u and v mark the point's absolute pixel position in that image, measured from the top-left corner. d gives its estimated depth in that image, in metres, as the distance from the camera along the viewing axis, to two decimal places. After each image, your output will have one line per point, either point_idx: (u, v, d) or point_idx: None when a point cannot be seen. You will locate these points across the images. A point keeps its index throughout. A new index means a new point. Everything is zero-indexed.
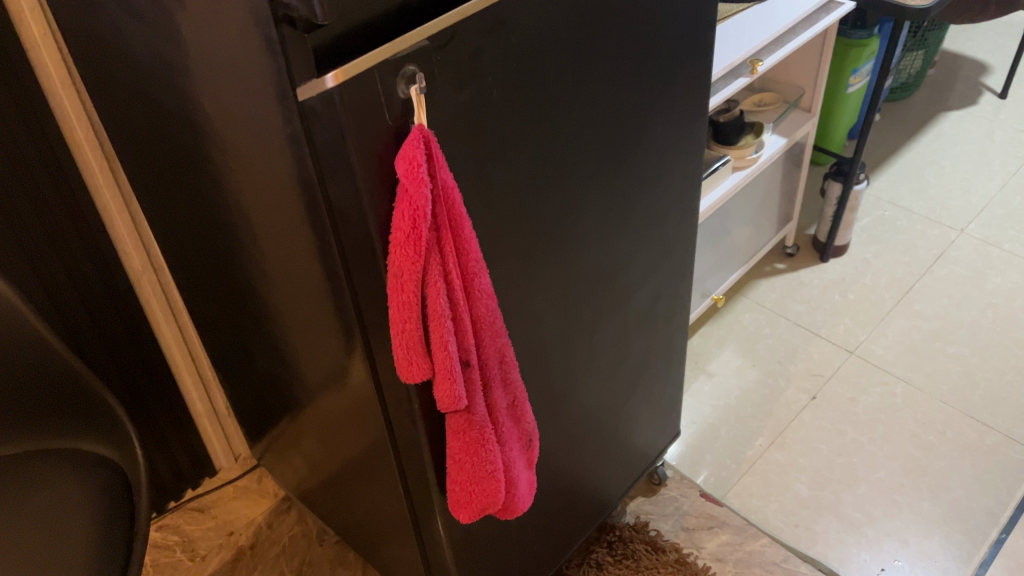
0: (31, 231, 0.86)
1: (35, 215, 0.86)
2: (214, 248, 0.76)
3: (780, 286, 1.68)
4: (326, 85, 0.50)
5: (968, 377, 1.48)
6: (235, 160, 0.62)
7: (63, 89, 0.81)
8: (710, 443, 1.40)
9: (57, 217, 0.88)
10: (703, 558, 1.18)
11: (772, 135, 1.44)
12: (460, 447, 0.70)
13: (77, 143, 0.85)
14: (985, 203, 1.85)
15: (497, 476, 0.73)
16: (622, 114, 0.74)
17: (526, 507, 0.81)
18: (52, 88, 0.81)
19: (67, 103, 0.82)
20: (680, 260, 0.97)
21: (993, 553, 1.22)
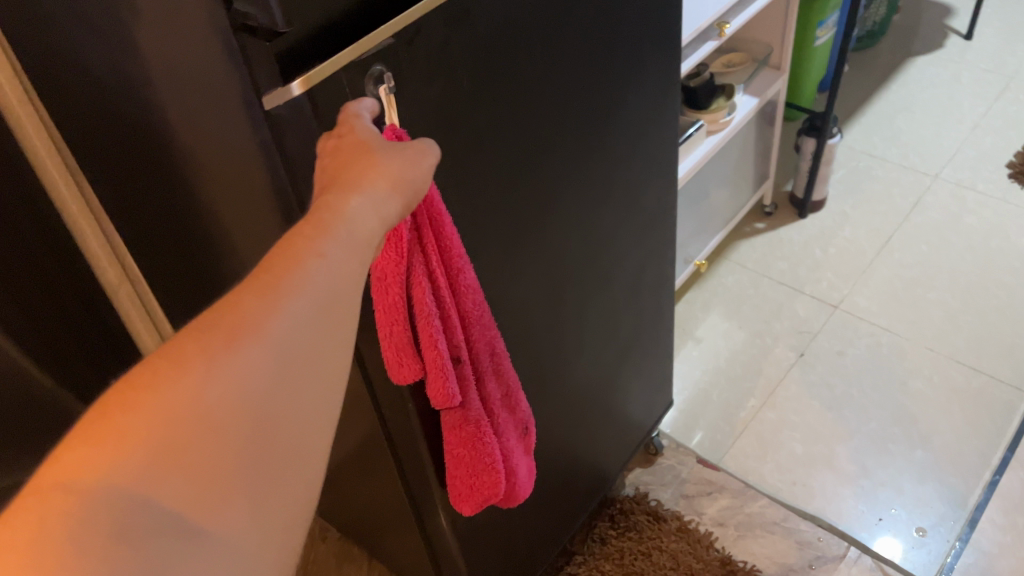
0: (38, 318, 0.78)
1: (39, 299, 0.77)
2: (190, 259, 0.74)
3: (761, 245, 1.68)
4: (293, 92, 0.49)
5: (952, 322, 1.49)
6: (208, 171, 0.61)
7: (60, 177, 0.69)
8: (703, 407, 1.40)
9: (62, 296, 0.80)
10: (704, 524, 1.19)
11: (744, 96, 1.43)
12: (457, 442, 0.70)
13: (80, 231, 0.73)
14: (957, 146, 1.86)
15: (495, 466, 0.72)
16: (596, 93, 0.73)
17: (527, 494, 0.81)
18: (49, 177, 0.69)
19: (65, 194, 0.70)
20: (663, 232, 0.97)
21: (987, 494, 1.23)
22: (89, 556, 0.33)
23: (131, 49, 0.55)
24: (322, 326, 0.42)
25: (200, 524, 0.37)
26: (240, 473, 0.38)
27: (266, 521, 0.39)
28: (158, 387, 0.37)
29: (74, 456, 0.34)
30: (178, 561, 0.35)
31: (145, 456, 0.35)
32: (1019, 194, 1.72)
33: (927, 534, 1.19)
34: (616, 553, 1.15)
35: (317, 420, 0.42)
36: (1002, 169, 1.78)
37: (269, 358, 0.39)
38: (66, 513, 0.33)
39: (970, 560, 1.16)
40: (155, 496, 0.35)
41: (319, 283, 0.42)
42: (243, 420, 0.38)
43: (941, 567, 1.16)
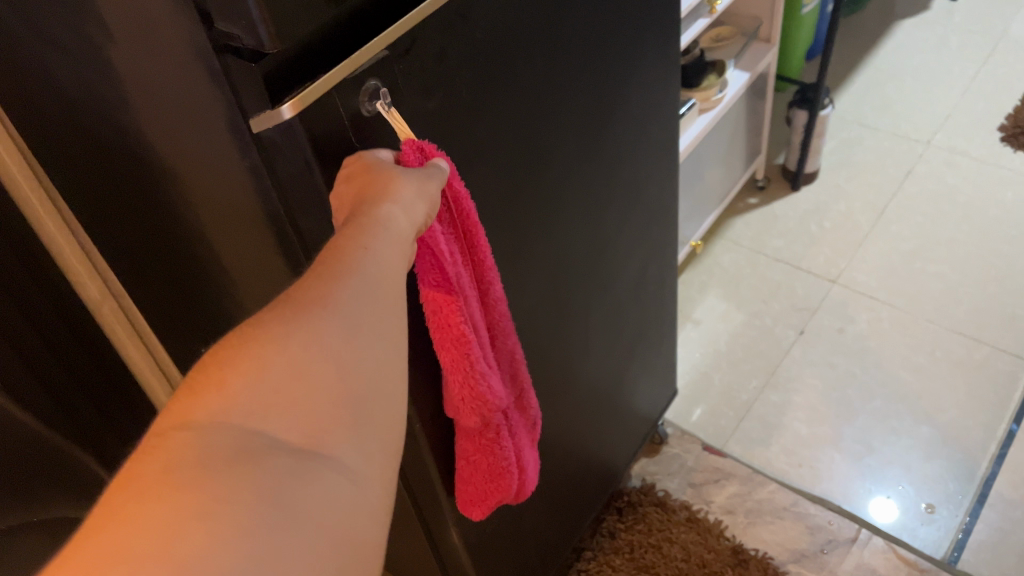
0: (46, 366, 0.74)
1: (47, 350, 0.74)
2: (180, 293, 0.70)
3: (755, 222, 1.66)
4: (283, 115, 0.45)
5: (951, 293, 1.48)
6: (196, 197, 0.57)
7: (48, 216, 0.68)
8: (705, 391, 1.38)
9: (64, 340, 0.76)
10: (713, 513, 1.18)
11: (735, 72, 1.40)
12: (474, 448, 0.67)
13: (71, 268, 0.72)
14: (948, 111, 1.83)
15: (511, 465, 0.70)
16: (597, 90, 0.69)
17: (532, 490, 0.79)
18: (37, 217, 0.68)
19: (55, 230, 0.69)
20: (665, 225, 0.94)
21: (994, 468, 1.23)
22: (217, 468, 0.32)
23: (105, 70, 0.51)
24: (394, 274, 0.43)
25: (315, 447, 0.36)
26: (345, 406, 0.38)
27: (375, 458, 0.38)
28: (257, 330, 0.38)
29: (189, 397, 0.35)
30: (303, 478, 0.34)
31: (253, 387, 0.36)
32: (1012, 159, 1.70)
33: (936, 511, 1.19)
34: (626, 546, 1.14)
35: (405, 365, 0.42)
36: (995, 133, 1.76)
37: (353, 298, 0.41)
38: (191, 442, 0.33)
39: (981, 536, 1.15)
40: (268, 424, 0.35)
41: (381, 239, 0.44)
42: (338, 353, 0.39)
43: (953, 544, 1.15)
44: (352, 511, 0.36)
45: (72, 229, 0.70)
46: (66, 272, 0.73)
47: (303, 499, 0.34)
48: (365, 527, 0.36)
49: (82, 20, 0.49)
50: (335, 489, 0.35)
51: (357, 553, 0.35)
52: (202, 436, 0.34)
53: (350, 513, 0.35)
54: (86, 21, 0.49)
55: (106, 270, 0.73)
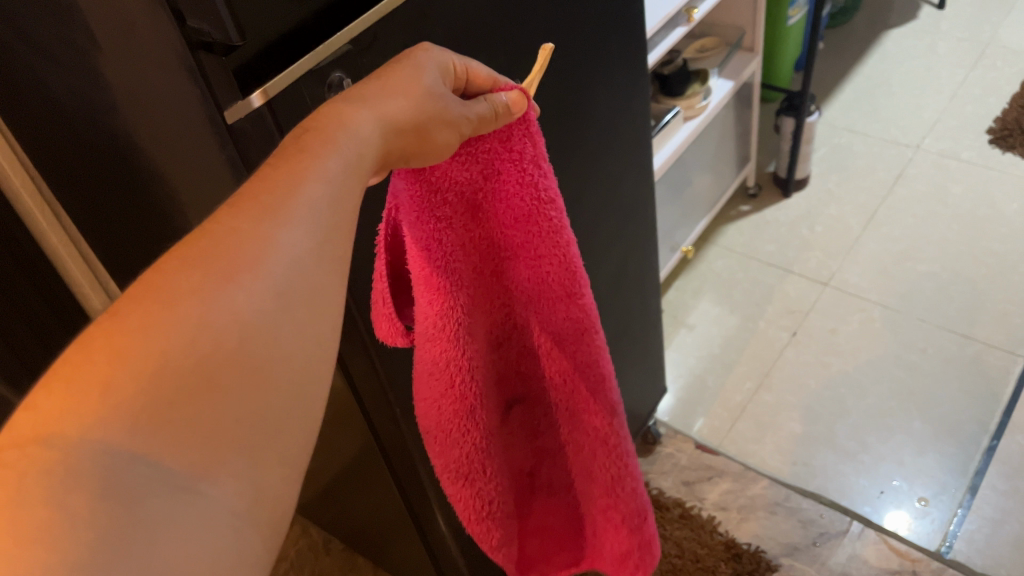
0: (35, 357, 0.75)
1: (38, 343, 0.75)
2: None
3: (747, 229, 1.68)
4: (254, 105, 0.48)
5: (943, 292, 1.49)
6: (183, 194, 0.60)
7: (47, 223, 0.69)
8: (700, 393, 1.40)
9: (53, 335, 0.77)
10: (706, 509, 1.22)
11: (718, 80, 1.43)
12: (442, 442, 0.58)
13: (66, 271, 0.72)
14: (937, 116, 1.86)
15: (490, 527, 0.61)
16: (562, 90, 0.73)
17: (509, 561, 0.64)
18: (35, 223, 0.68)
19: (52, 236, 0.69)
20: (642, 224, 0.97)
21: (986, 461, 1.24)
22: (73, 516, 0.29)
23: (94, 78, 0.54)
24: (313, 270, 0.39)
25: (199, 482, 0.32)
26: (245, 426, 0.34)
27: (269, 489, 0.35)
28: (146, 322, 0.33)
29: (57, 401, 0.31)
30: (173, 525, 0.30)
31: (135, 400, 0.31)
32: (1001, 160, 1.72)
33: (929, 504, 1.20)
34: None
35: (316, 371, 0.38)
36: (983, 136, 1.79)
37: (262, 294, 0.36)
38: (47, 472, 0.29)
39: (972, 527, 1.16)
40: (149, 451, 0.31)
41: (308, 215, 0.39)
42: (239, 365, 0.35)
43: (945, 536, 1.16)
44: (232, 557, 0.32)
45: (76, 241, 0.71)
46: (72, 287, 0.74)
47: (169, 555, 0.30)
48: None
49: (71, 32, 0.51)
50: (213, 538, 0.31)
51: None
52: (66, 462, 0.30)
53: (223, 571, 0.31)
54: (74, 32, 0.51)
55: (101, 272, 0.74)
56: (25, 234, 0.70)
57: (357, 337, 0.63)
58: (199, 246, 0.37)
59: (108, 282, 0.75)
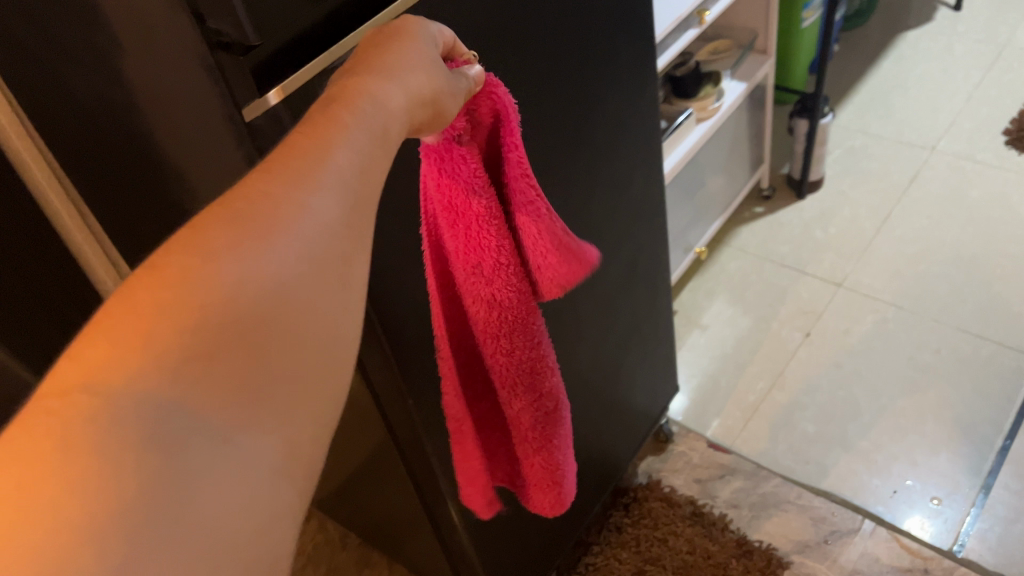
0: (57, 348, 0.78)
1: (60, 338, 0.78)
2: None
3: (761, 230, 1.69)
4: (269, 103, 0.51)
5: (957, 293, 1.49)
6: (200, 187, 0.62)
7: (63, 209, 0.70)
8: (713, 393, 1.41)
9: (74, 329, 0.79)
10: (718, 507, 1.24)
11: (731, 82, 1.45)
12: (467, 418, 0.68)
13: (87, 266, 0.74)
14: (953, 118, 1.86)
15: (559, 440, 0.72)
16: (571, 89, 0.74)
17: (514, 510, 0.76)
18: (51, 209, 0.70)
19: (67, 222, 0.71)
20: (651, 223, 0.99)
21: (999, 461, 1.24)
22: (117, 469, 0.29)
23: (115, 76, 0.56)
24: (342, 234, 0.40)
25: (235, 433, 0.33)
26: (273, 386, 0.36)
27: (299, 445, 0.37)
28: (183, 278, 0.34)
29: (98, 351, 0.31)
30: (215, 473, 0.32)
31: (174, 353, 0.32)
32: (1018, 161, 1.72)
33: (943, 503, 1.20)
34: (632, 540, 1.20)
35: (343, 328, 0.40)
36: (999, 137, 1.78)
37: (292, 256, 0.37)
38: (93, 420, 0.30)
39: (985, 526, 1.16)
40: (189, 402, 0.32)
41: (337, 177, 0.40)
42: (272, 325, 0.36)
43: (957, 535, 1.16)
44: (262, 510, 0.34)
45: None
46: (95, 283, 0.76)
47: (210, 501, 0.31)
48: (276, 529, 0.34)
49: (93, 33, 0.54)
50: (250, 489, 0.33)
51: (267, 560, 0.34)
52: (107, 413, 0.30)
53: (261, 519, 0.33)
54: (98, 33, 0.53)
55: None
56: (50, 230, 0.72)
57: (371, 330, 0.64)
58: (233, 206, 0.37)
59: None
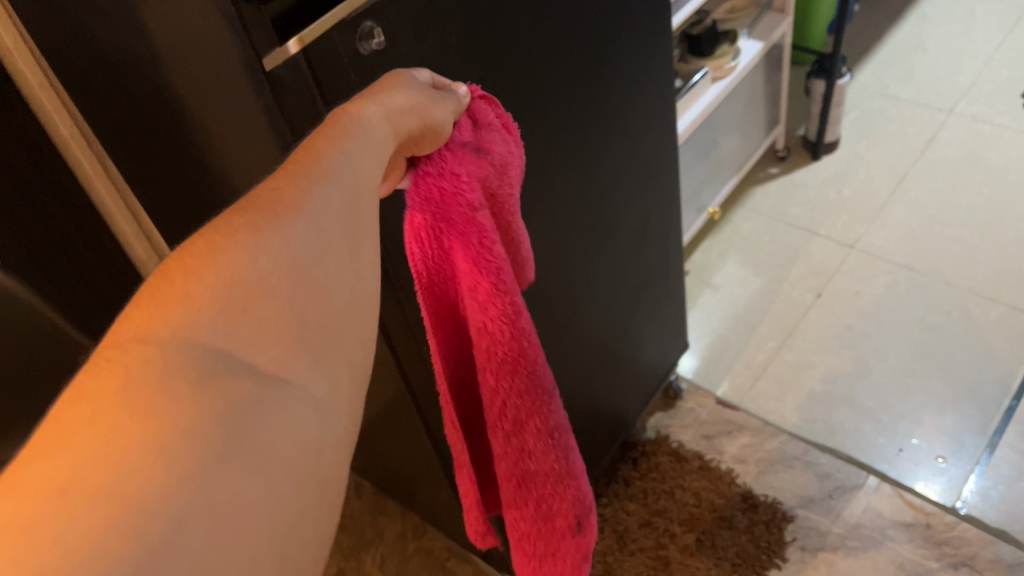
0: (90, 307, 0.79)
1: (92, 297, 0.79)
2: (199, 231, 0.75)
3: (775, 191, 1.69)
4: (289, 52, 0.52)
5: (969, 255, 1.49)
6: (219, 136, 0.63)
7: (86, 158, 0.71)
8: (722, 352, 1.43)
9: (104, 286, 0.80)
10: (725, 462, 1.26)
11: (748, 41, 1.44)
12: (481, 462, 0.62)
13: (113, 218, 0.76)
14: (972, 80, 1.84)
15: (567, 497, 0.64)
16: (586, 44, 0.75)
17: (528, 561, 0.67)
18: (77, 162, 0.71)
19: (92, 171, 0.72)
20: (663, 180, 0.99)
21: (1006, 421, 1.25)
22: (180, 397, 0.31)
23: (136, 27, 0.57)
24: (351, 206, 0.42)
25: (279, 374, 0.35)
26: (308, 337, 0.37)
27: (340, 386, 0.38)
28: (213, 248, 0.36)
29: (144, 312, 0.33)
30: (265, 406, 0.33)
31: (212, 307, 0.34)
32: None
33: (948, 462, 1.21)
34: (639, 493, 1.23)
35: (361, 295, 0.41)
36: (1018, 100, 1.77)
37: (308, 226, 0.39)
38: (150, 360, 0.31)
39: (989, 484, 1.18)
40: (232, 347, 0.34)
41: (343, 170, 0.42)
42: (302, 283, 0.38)
43: (960, 493, 1.18)
44: (313, 442, 0.35)
45: (116, 182, 0.75)
46: (113, 232, 0.78)
47: (265, 428, 0.33)
48: (326, 456, 0.36)
49: None
50: (300, 420, 0.35)
51: (321, 488, 0.35)
52: (163, 355, 0.32)
53: (314, 447, 0.35)
54: None
55: (144, 218, 0.78)
56: (71, 179, 0.73)
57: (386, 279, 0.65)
58: (252, 199, 0.39)
59: (149, 226, 0.78)
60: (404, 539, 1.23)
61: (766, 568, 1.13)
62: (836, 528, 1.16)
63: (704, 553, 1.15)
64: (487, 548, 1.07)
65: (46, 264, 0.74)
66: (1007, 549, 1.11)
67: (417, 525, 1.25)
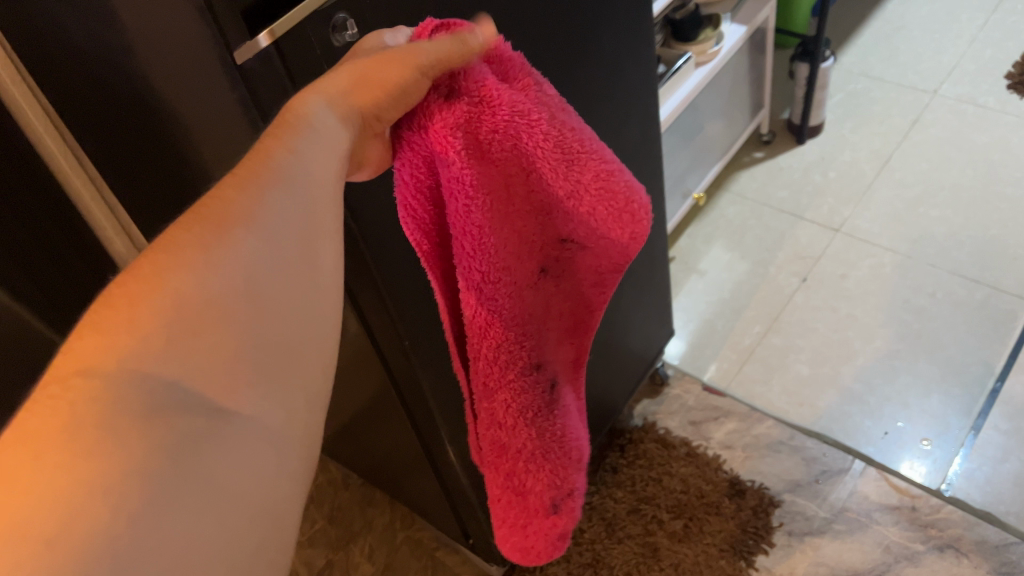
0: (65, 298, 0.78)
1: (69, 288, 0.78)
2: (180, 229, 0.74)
3: (760, 175, 1.69)
4: (260, 44, 0.50)
5: (953, 237, 1.50)
6: (194, 128, 0.62)
7: (58, 149, 0.70)
8: (709, 337, 1.43)
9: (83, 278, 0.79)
10: (712, 448, 1.27)
11: (731, 25, 1.43)
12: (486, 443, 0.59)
13: (89, 212, 0.74)
14: (956, 61, 1.84)
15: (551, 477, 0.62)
16: (566, 32, 0.74)
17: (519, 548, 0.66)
18: (49, 150, 0.69)
19: (65, 162, 0.70)
20: (647, 167, 0.99)
21: (990, 403, 1.25)
22: (121, 438, 0.32)
23: (107, 15, 0.55)
24: (308, 217, 0.41)
25: (227, 404, 0.36)
26: (260, 360, 0.38)
27: (294, 409, 0.39)
28: (161, 270, 0.36)
29: (88, 344, 0.34)
30: (210, 440, 0.35)
31: (160, 335, 0.35)
32: (1020, 105, 1.70)
33: (933, 444, 1.22)
34: (627, 480, 1.23)
35: (320, 308, 0.41)
36: (1002, 81, 1.77)
37: (260, 242, 0.39)
38: (91, 398, 0.32)
39: (973, 465, 1.19)
40: (180, 377, 0.35)
41: (299, 174, 0.41)
42: (253, 304, 0.38)
43: (945, 475, 1.18)
44: (260, 472, 0.36)
45: (92, 176, 0.73)
46: (93, 227, 0.76)
47: (211, 462, 0.34)
48: (276, 483, 0.37)
49: None
50: (249, 451, 0.36)
51: (267, 515, 0.37)
52: (105, 391, 0.33)
53: (261, 478, 0.36)
54: None
55: (122, 213, 0.75)
56: (48, 173, 0.72)
57: (366, 275, 0.65)
58: (204, 212, 0.39)
59: (127, 220, 0.76)
60: (393, 529, 1.23)
61: (753, 553, 1.14)
62: (822, 512, 1.17)
63: (691, 539, 1.16)
64: (476, 538, 1.07)
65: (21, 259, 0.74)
66: (992, 531, 1.12)
67: (406, 515, 1.25)
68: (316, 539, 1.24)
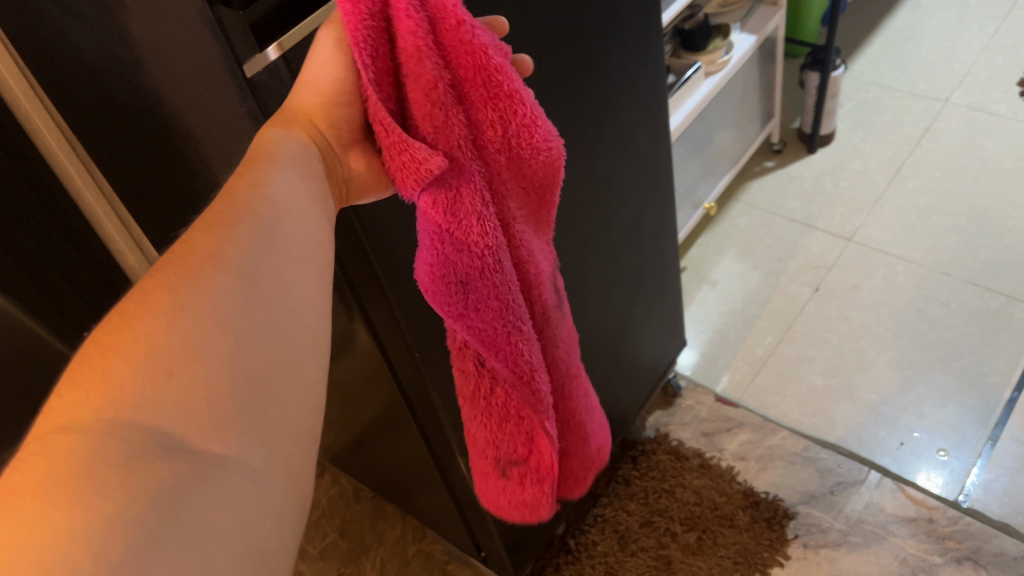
0: (75, 311, 0.78)
1: (80, 299, 0.78)
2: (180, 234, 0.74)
3: (772, 185, 1.68)
4: (270, 57, 0.50)
5: (968, 246, 1.48)
6: (203, 141, 0.62)
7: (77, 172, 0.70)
8: (721, 347, 1.42)
9: (91, 287, 0.78)
10: (726, 459, 1.26)
11: (740, 35, 1.44)
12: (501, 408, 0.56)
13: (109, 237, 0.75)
14: (968, 69, 1.83)
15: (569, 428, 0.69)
16: (576, 45, 0.74)
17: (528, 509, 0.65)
18: (68, 174, 0.70)
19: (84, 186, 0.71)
20: (659, 178, 0.99)
21: (1007, 413, 1.24)
22: (100, 484, 0.32)
23: (118, 35, 0.56)
24: (280, 259, 0.42)
25: (211, 445, 0.36)
26: (242, 401, 0.37)
27: (280, 446, 0.39)
28: (135, 320, 0.37)
29: (67, 400, 0.35)
30: (194, 481, 0.34)
31: (137, 381, 0.35)
32: None
33: (950, 455, 1.21)
34: (640, 492, 1.22)
35: (305, 352, 0.42)
36: (1014, 88, 1.76)
37: (236, 286, 0.40)
38: (70, 450, 0.33)
39: (991, 477, 1.17)
40: (156, 422, 0.35)
41: (271, 218, 0.43)
42: (223, 340, 0.38)
43: (963, 486, 1.17)
44: (248, 513, 0.36)
45: (107, 196, 0.73)
46: (99, 233, 0.75)
47: (194, 504, 0.34)
48: (262, 524, 0.36)
49: None
50: (231, 495, 0.35)
51: (261, 559, 0.36)
52: (85, 442, 0.33)
53: (250, 519, 0.36)
54: None
55: (135, 228, 0.76)
56: (67, 199, 0.72)
57: (377, 288, 0.64)
58: (170, 262, 0.40)
59: (140, 234, 0.76)
60: (404, 542, 1.23)
61: (768, 566, 1.13)
62: (837, 525, 1.16)
63: (705, 552, 1.15)
64: (487, 551, 1.07)
65: (34, 271, 0.73)
66: (1010, 543, 1.10)
67: (416, 528, 1.24)
68: (327, 552, 1.23)
